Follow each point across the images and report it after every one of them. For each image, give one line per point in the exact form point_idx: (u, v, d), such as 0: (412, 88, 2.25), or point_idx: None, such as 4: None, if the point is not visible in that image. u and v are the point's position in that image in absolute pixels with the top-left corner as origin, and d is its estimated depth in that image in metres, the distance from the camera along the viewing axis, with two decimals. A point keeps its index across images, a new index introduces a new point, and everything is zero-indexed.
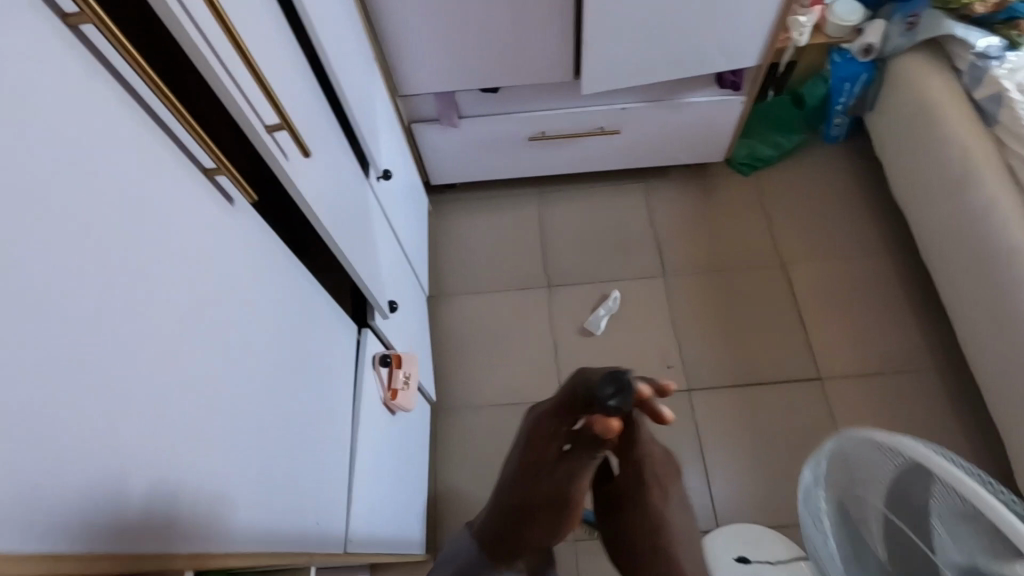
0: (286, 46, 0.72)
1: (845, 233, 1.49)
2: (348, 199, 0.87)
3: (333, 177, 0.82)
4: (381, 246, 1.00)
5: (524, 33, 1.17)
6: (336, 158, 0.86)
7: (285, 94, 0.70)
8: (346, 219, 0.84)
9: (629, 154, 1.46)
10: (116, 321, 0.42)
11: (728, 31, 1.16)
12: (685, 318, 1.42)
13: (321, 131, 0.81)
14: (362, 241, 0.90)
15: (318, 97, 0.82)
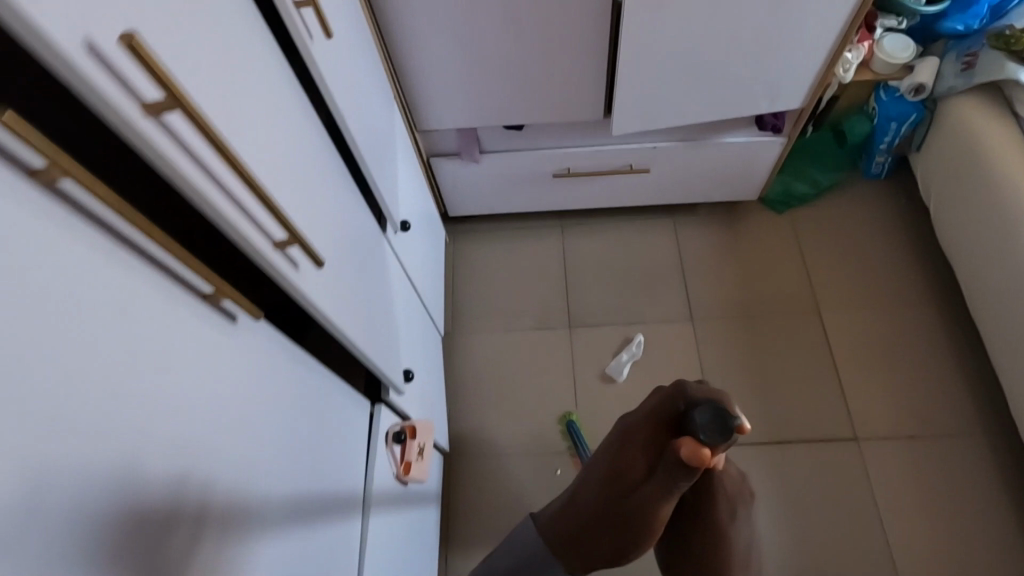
0: (292, 110, 0.65)
1: (888, 281, 1.40)
2: (364, 267, 0.81)
3: (351, 244, 0.77)
4: (396, 308, 0.94)
5: (552, 70, 1.10)
6: (354, 219, 0.81)
7: (295, 169, 0.63)
8: (364, 289, 0.79)
9: (658, 191, 1.39)
10: (77, 496, 0.36)
11: (770, 73, 1.08)
12: (712, 366, 1.36)
13: (339, 196, 0.75)
14: (378, 306, 0.84)
15: (333, 159, 0.77)
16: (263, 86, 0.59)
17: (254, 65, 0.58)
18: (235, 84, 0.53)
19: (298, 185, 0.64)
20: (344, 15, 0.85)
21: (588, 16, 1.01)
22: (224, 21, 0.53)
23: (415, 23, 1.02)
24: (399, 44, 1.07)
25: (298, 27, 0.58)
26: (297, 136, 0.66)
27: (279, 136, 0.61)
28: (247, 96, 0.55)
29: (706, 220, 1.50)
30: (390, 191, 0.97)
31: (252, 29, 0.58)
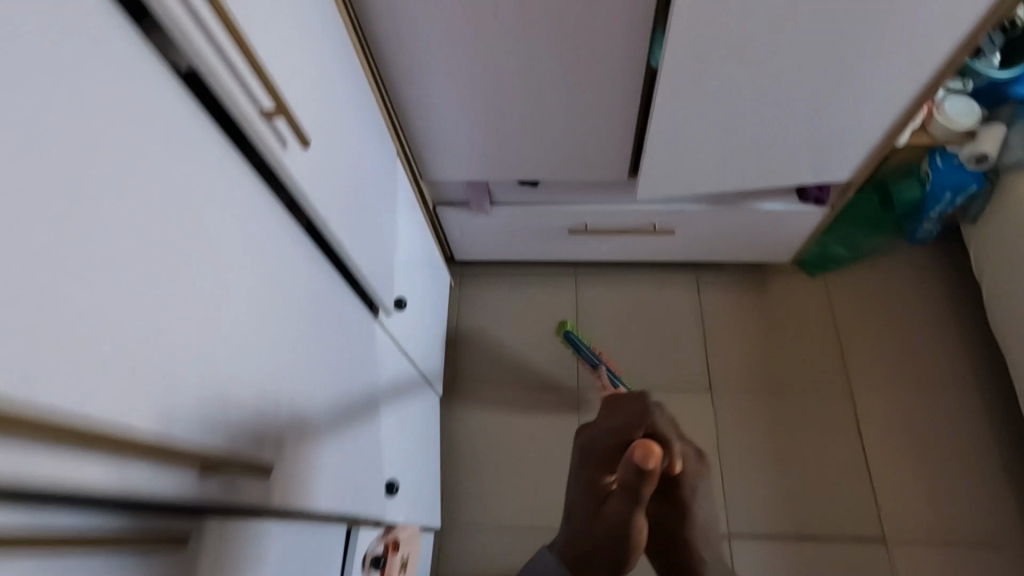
0: (269, 231, 0.56)
1: (922, 365, 1.32)
2: (335, 372, 0.73)
3: (320, 352, 0.68)
4: (375, 400, 0.85)
5: (574, 127, 0.99)
6: (332, 318, 0.72)
7: (254, 294, 0.54)
8: (327, 398, 0.70)
9: (681, 251, 1.29)
10: None
11: (819, 145, 0.96)
12: (732, 447, 1.27)
13: (312, 295, 0.66)
14: (347, 409, 0.76)
15: (317, 255, 0.68)
16: (232, 219, 0.50)
17: (225, 200, 0.49)
18: (182, 239, 0.44)
19: (261, 309, 0.55)
20: (347, 83, 0.76)
21: (618, 83, 0.91)
22: (181, 173, 0.44)
23: (425, 79, 0.92)
24: (406, 99, 0.97)
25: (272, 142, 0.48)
26: (269, 251, 0.57)
27: (242, 272, 0.52)
28: (202, 244, 0.46)
29: (732, 284, 1.42)
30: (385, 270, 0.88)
31: (227, 156, 0.49)
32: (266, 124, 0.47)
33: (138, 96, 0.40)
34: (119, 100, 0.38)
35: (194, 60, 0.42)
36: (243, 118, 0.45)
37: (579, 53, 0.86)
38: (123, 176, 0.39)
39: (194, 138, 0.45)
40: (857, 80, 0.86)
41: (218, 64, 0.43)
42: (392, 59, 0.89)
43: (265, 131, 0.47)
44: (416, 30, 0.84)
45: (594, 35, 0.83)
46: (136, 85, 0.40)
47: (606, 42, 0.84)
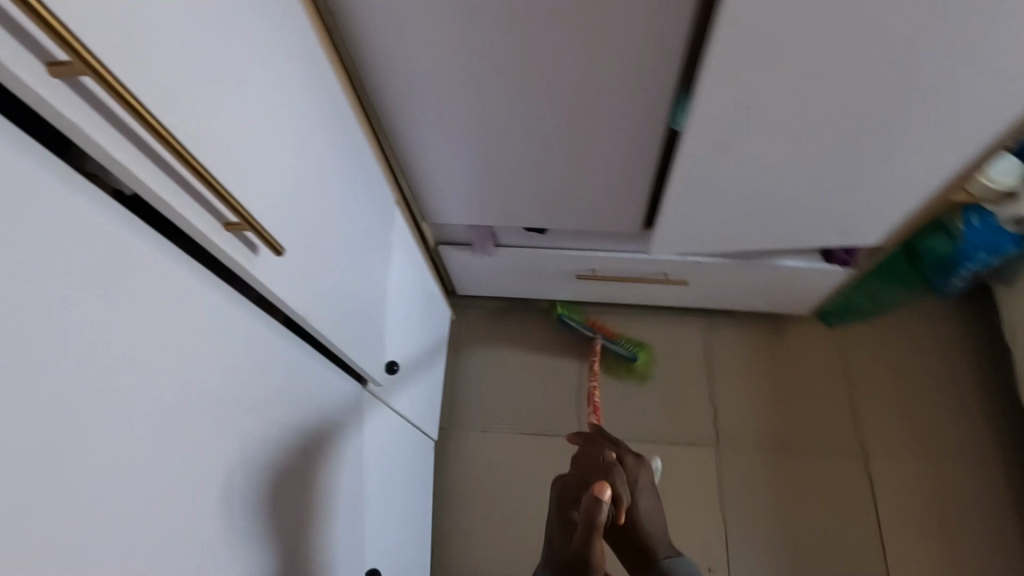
0: (211, 335, 0.53)
1: (933, 428, 1.27)
2: (297, 454, 0.68)
3: (274, 441, 0.63)
4: (342, 473, 0.80)
5: (587, 179, 0.92)
6: (288, 401, 0.67)
7: (186, 414, 0.49)
8: (288, 486, 0.65)
9: (694, 299, 1.23)
10: None
11: (850, 210, 0.90)
12: (733, 506, 1.22)
13: (261, 383, 0.61)
14: (312, 491, 0.71)
15: (275, 333, 0.63)
16: (172, 329, 0.48)
17: (163, 312, 0.47)
18: (114, 366, 0.42)
19: (201, 422, 0.51)
20: (324, 143, 0.70)
21: (630, 145, 0.84)
22: (108, 298, 0.41)
23: (422, 128, 0.86)
24: (403, 144, 0.91)
25: (232, 252, 0.47)
26: (209, 355, 0.52)
27: (181, 386, 0.49)
28: (138, 365, 0.44)
29: (742, 328, 1.36)
30: (360, 333, 0.83)
31: (166, 265, 0.47)
32: (224, 235, 0.46)
33: (53, 230, 0.37)
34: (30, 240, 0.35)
35: (139, 189, 0.39)
36: (197, 235, 0.43)
37: (590, 116, 0.80)
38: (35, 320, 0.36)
39: (126, 258, 0.43)
40: (894, 156, 0.79)
41: (172, 186, 0.41)
42: (388, 106, 0.83)
43: (220, 244, 0.45)
44: (412, 83, 0.78)
45: (607, 99, 0.77)
46: (54, 218, 0.37)
47: (619, 107, 0.78)
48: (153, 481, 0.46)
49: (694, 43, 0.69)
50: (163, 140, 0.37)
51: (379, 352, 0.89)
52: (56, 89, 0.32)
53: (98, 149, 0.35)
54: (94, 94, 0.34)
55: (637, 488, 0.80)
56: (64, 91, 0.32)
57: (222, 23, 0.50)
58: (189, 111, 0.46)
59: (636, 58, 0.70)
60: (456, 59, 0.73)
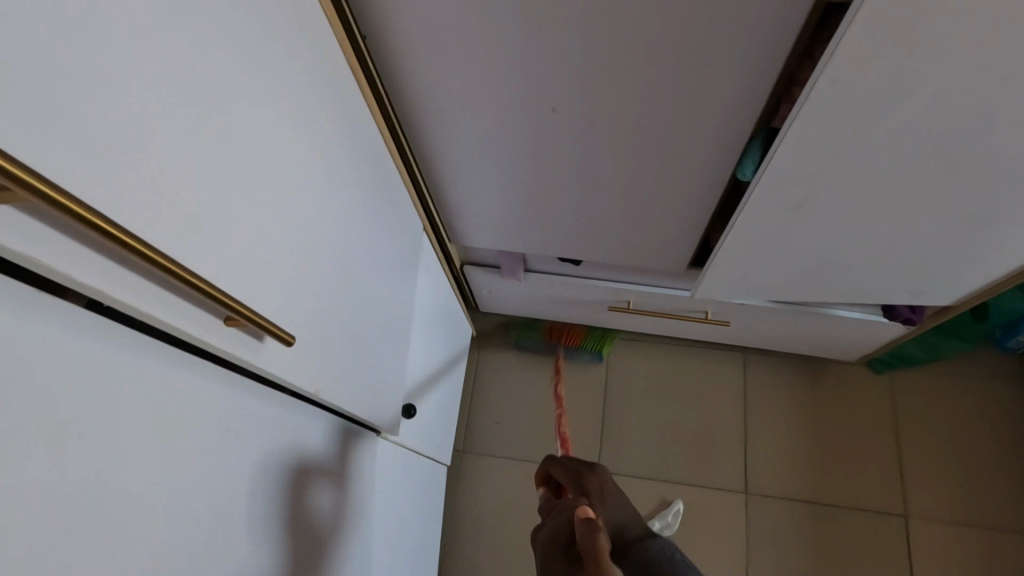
0: (230, 410, 0.47)
1: (985, 489, 1.18)
2: (309, 528, 0.61)
3: (285, 522, 0.57)
4: (356, 537, 0.74)
5: (633, 216, 0.85)
6: (300, 470, 0.60)
7: (181, 533, 0.42)
8: (297, 564, 0.59)
9: (734, 335, 1.16)
10: None
11: (926, 268, 0.81)
12: (761, 558, 1.15)
13: (269, 465, 0.54)
14: (325, 562, 0.65)
15: (281, 403, 0.56)
16: (172, 442, 0.41)
17: (162, 425, 0.40)
18: (101, 505, 0.35)
19: (197, 540, 0.44)
20: (357, 181, 0.63)
21: (691, 189, 0.77)
22: (95, 430, 0.35)
23: (460, 159, 0.79)
24: (437, 173, 0.83)
25: (226, 346, 0.40)
26: (213, 457, 0.45)
27: (179, 501, 0.42)
28: (130, 495, 0.37)
29: (782, 371, 1.28)
30: (384, 385, 0.76)
31: (165, 371, 0.40)
32: (224, 333, 0.40)
33: (28, 365, 0.30)
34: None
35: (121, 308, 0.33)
36: (184, 336, 0.37)
37: (654, 156, 0.72)
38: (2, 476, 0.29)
39: (114, 379, 0.36)
40: (993, 222, 0.70)
41: (158, 293, 0.34)
42: (425, 136, 0.76)
43: (213, 341, 0.39)
44: (453, 114, 0.71)
45: (676, 142, 0.69)
46: (31, 351, 0.30)
47: (686, 150, 0.70)
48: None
49: (781, 88, 0.62)
50: (143, 256, 0.30)
51: (402, 390, 0.84)
52: (3, 221, 0.26)
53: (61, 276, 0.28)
54: (58, 215, 0.28)
55: (605, 501, 0.62)
56: (16, 220, 0.26)
57: (256, 77, 0.44)
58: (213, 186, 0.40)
59: (714, 103, 0.62)
60: (507, 95, 0.66)
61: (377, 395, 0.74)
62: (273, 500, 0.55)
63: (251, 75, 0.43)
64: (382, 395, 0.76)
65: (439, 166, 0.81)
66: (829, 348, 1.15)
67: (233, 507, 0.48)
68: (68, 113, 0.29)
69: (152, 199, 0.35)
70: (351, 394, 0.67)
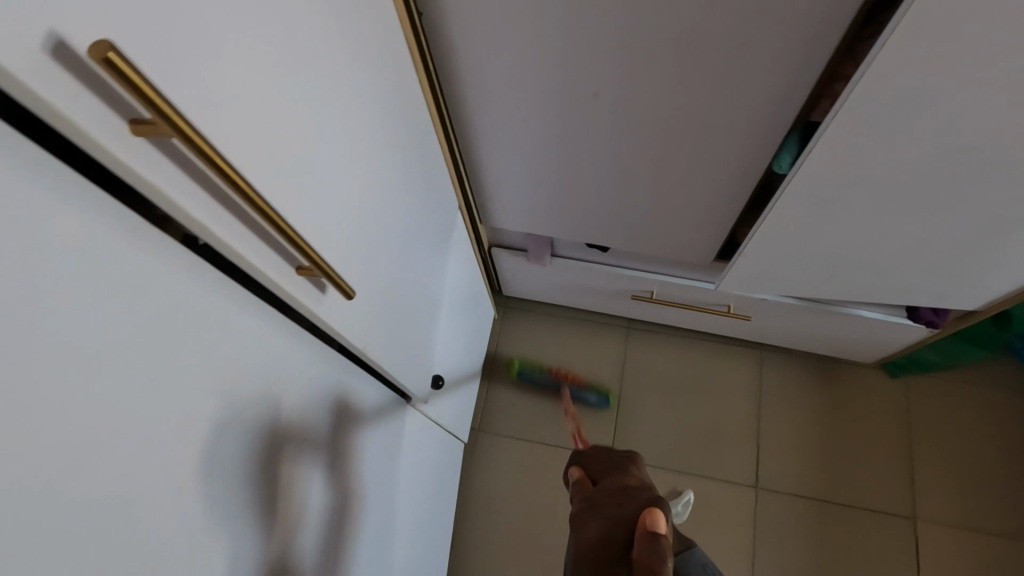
0: (285, 362, 0.50)
1: (993, 498, 1.19)
2: (343, 483, 0.64)
3: (322, 475, 0.60)
4: (381, 500, 0.77)
5: (666, 205, 0.86)
6: (338, 430, 0.63)
7: (241, 472, 0.45)
8: (332, 516, 0.62)
9: (754, 331, 1.17)
10: None
11: (953, 272, 0.82)
12: (767, 552, 1.17)
13: (315, 418, 0.57)
14: (356, 518, 0.68)
15: (329, 355, 0.59)
16: (229, 385, 0.43)
17: (218, 369, 0.41)
18: (133, 458, 0.35)
19: (254, 479, 0.47)
20: (404, 153, 0.65)
21: (725, 181, 0.78)
22: (134, 378, 0.34)
23: (500, 140, 0.81)
24: (476, 153, 0.85)
25: (303, 297, 0.43)
26: (267, 403, 0.48)
27: (239, 441, 0.45)
28: (176, 440, 0.38)
29: (798, 369, 1.29)
30: (415, 354, 0.79)
31: (236, 315, 0.43)
32: (295, 279, 0.41)
33: (78, 302, 0.30)
34: (39, 330, 0.28)
35: (215, 242, 0.35)
36: (270, 284, 0.39)
37: (691, 147, 0.73)
38: (48, 421, 0.29)
39: (199, 311, 0.39)
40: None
41: (253, 240, 0.37)
42: (467, 115, 0.77)
43: (288, 287, 0.41)
44: (497, 94, 0.72)
45: (715, 134, 0.70)
46: (85, 287, 0.30)
47: (725, 140, 0.71)
48: (199, 561, 0.41)
49: (824, 83, 0.63)
50: (244, 195, 0.32)
51: (430, 363, 0.86)
52: (139, 150, 0.28)
53: (183, 214, 0.31)
54: (187, 156, 0.31)
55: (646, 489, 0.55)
56: (146, 149, 0.29)
57: (338, 42, 0.46)
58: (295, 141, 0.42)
59: (756, 96, 0.63)
60: (552, 78, 0.67)
61: (409, 365, 0.77)
62: (315, 453, 0.57)
63: (331, 40, 0.45)
64: (413, 366, 0.78)
65: (479, 146, 0.83)
66: (848, 348, 1.16)
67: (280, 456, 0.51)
68: (202, 53, 0.31)
69: (250, 146, 0.37)
70: (387, 360, 0.70)
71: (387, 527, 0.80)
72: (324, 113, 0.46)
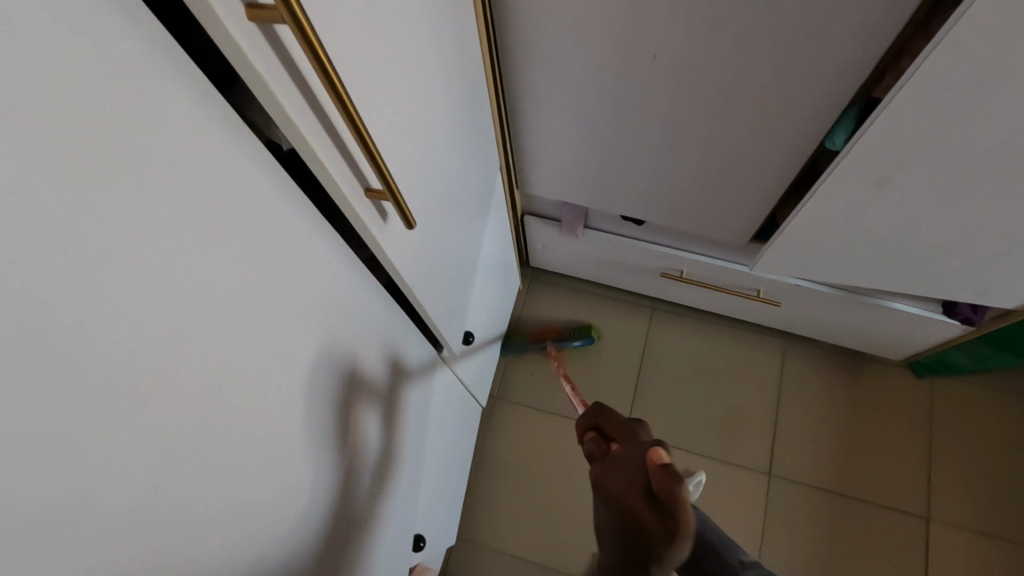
0: (339, 292, 0.51)
1: (1009, 504, 1.18)
2: (377, 425, 0.66)
3: (368, 414, 0.63)
4: (407, 447, 0.78)
5: (709, 179, 0.85)
6: (378, 370, 0.64)
7: (286, 390, 0.46)
8: (364, 458, 0.64)
9: (780, 318, 1.17)
10: None
11: (999, 268, 0.81)
12: (776, 537, 1.17)
13: (358, 353, 0.58)
14: (381, 459, 0.70)
15: (379, 295, 0.61)
16: (288, 306, 0.44)
17: (280, 282, 0.42)
18: (194, 356, 0.36)
19: (297, 398, 0.48)
20: (459, 103, 0.65)
21: (775, 156, 0.77)
22: (209, 267, 0.35)
23: (548, 101, 0.80)
24: (521, 113, 0.85)
25: (369, 221, 0.43)
26: (321, 332, 0.50)
27: (288, 362, 0.46)
28: (240, 336, 0.39)
29: (822, 360, 1.28)
30: (450, 307, 0.80)
31: (300, 236, 0.43)
32: (364, 202, 0.41)
33: (170, 175, 0.31)
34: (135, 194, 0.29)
35: (300, 149, 0.35)
36: (344, 203, 0.40)
37: (744, 121, 0.72)
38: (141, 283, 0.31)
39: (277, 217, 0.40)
40: None
41: (336, 155, 0.37)
42: (519, 76, 0.77)
43: (356, 207, 0.41)
44: (551, 52, 0.72)
45: (772, 106, 0.69)
46: (176, 163, 0.31)
47: (780, 114, 0.70)
48: (239, 471, 0.42)
49: (890, 58, 0.61)
50: (338, 98, 0.32)
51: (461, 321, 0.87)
52: (253, 38, 0.28)
53: (282, 116, 0.32)
54: (292, 52, 0.31)
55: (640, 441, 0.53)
56: (258, 39, 0.29)
57: None
58: (367, 72, 0.42)
59: (817, 68, 0.62)
60: (611, 39, 0.66)
61: (444, 317, 0.78)
62: (355, 387, 0.59)
63: None
64: (447, 320, 0.80)
65: (526, 106, 0.83)
66: (875, 343, 1.15)
67: (324, 382, 0.52)
68: None
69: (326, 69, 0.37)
70: (425, 308, 0.71)
71: (410, 473, 0.82)
72: (393, 48, 0.46)
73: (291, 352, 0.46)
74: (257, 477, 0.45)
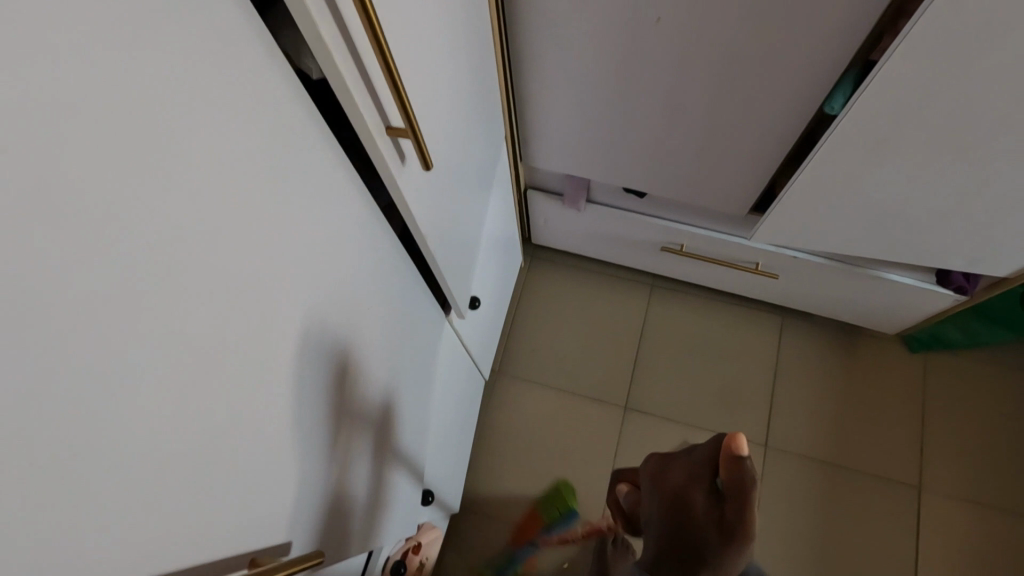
0: (365, 241, 0.53)
1: (998, 473, 1.21)
2: (389, 381, 0.68)
3: (381, 366, 0.65)
4: (416, 406, 0.80)
5: (711, 149, 0.86)
6: (392, 325, 0.66)
7: (325, 330, 0.48)
8: (376, 409, 0.66)
9: (778, 291, 1.19)
10: None
11: (992, 235, 0.82)
12: (772, 505, 1.20)
13: (376, 305, 0.59)
14: (390, 414, 0.71)
15: (395, 249, 0.62)
16: (324, 248, 0.46)
17: (316, 224, 0.44)
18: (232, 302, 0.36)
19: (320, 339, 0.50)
20: (467, 65, 0.66)
21: (777, 124, 0.78)
22: (255, 206, 0.36)
23: (553, 70, 0.81)
24: (526, 83, 0.85)
25: (389, 158, 0.44)
26: (350, 276, 0.51)
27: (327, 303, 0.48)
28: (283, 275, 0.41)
29: (819, 334, 1.31)
30: (458, 271, 0.82)
31: (333, 180, 0.45)
32: (385, 139, 0.43)
33: (222, 108, 0.31)
34: (194, 127, 0.29)
35: (331, 75, 0.36)
36: (365, 134, 0.41)
37: (746, 87, 0.73)
38: (200, 216, 0.31)
39: (307, 159, 0.41)
40: None
41: (361, 86, 0.38)
42: (524, 45, 0.78)
43: (379, 142, 0.42)
44: (556, 20, 0.72)
45: (773, 71, 0.69)
46: (226, 98, 0.31)
47: (782, 81, 0.70)
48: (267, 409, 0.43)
49: (892, 18, 0.62)
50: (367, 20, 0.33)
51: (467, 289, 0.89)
52: None
53: (315, 38, 0.33)
54: None
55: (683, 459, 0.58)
56: None
57: None
58: (388, 18, 0.43)
59: (818, 32, 0.62)
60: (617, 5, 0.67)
61: (452, 280, 0.80)
62: (373, 337, 0.61)
63: None
64: (456, 283, 0.81)
65: (530, 75, 0.83)
66: (871, 316, 1.17)
67: (354, 329, 0.54)
68: None
69: None
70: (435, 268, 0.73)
71: (417, 434, 0.84)
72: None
73: (326, 294, 0.48)
74: (295, 415, 0.47)
